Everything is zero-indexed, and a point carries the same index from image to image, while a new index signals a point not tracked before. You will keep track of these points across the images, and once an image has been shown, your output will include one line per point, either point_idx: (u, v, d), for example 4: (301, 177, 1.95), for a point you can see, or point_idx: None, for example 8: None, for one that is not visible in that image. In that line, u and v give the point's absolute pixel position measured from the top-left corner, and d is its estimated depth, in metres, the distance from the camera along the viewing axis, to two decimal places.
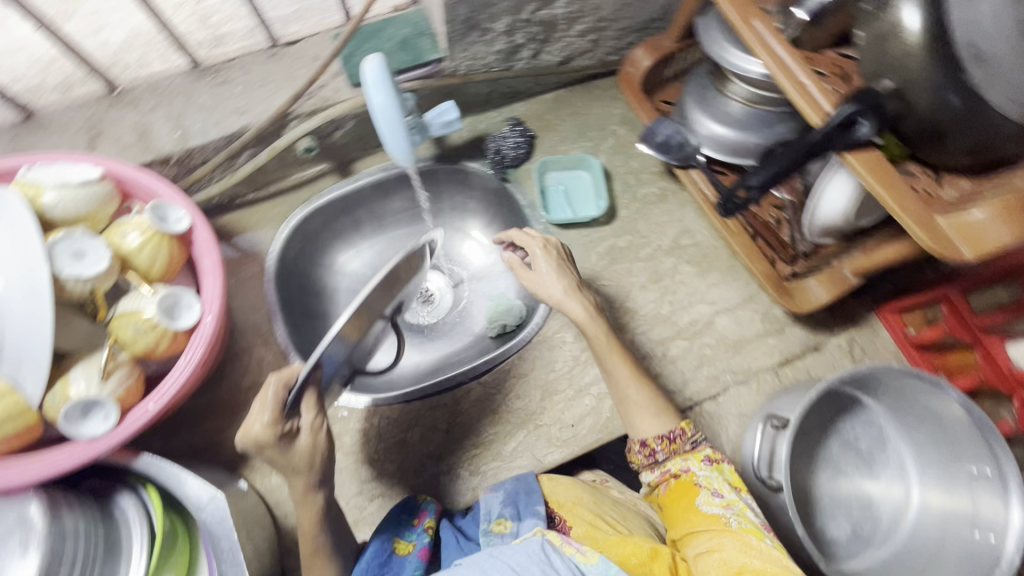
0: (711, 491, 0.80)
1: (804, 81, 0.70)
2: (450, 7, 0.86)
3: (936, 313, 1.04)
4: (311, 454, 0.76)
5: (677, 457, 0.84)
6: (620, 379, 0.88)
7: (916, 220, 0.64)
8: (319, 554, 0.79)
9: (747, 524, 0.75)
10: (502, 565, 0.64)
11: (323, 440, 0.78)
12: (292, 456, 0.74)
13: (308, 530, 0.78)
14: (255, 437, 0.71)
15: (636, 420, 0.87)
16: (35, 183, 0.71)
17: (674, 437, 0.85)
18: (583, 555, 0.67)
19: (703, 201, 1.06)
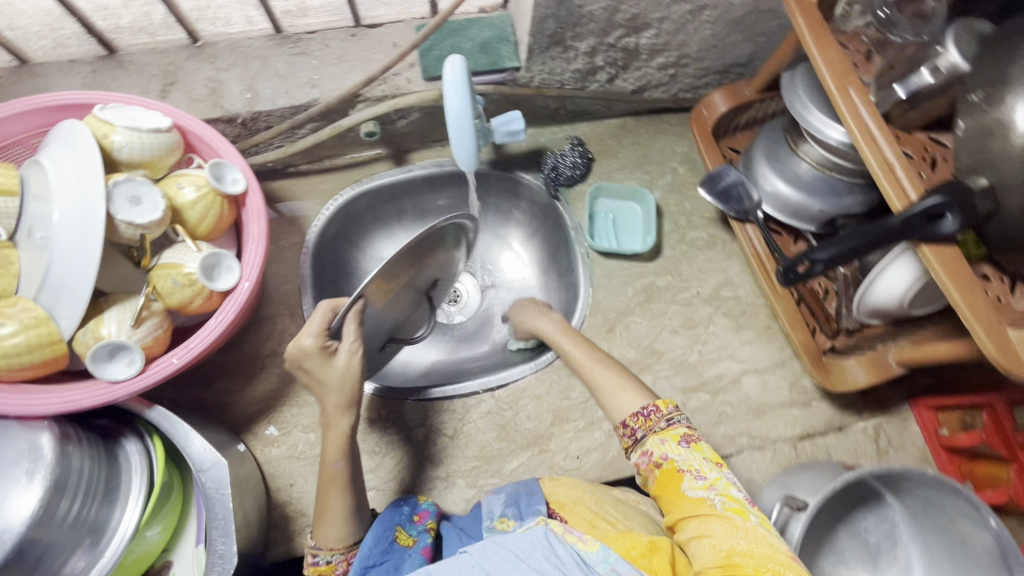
0: (695, 474, 0.76)
1: (890, 160, 0.66)
2: (539, 20, 0.85)
3: (977, 419, 0.99)
4: (344, 378, 0.77)
5: (654, 436, 0.81)
6: (613, 395, 0.87)
7: (986, 329, 0.61)
8: (338, 483, 0.78)
9: (731, 504, 0.73)
10: (507, 552, 0.61)
11: (358, 370, 0.79)
12: (328, 379, 0.77)
13: (330, 457, 0.78)
14: (304, 355, 0.76)
15: (609, 405, 0.87)
16: (106, 122, 0.72)
17: (648, 414, 0.82)
18: (585, 544, 0.65)
19: (752, 257, 1.03)
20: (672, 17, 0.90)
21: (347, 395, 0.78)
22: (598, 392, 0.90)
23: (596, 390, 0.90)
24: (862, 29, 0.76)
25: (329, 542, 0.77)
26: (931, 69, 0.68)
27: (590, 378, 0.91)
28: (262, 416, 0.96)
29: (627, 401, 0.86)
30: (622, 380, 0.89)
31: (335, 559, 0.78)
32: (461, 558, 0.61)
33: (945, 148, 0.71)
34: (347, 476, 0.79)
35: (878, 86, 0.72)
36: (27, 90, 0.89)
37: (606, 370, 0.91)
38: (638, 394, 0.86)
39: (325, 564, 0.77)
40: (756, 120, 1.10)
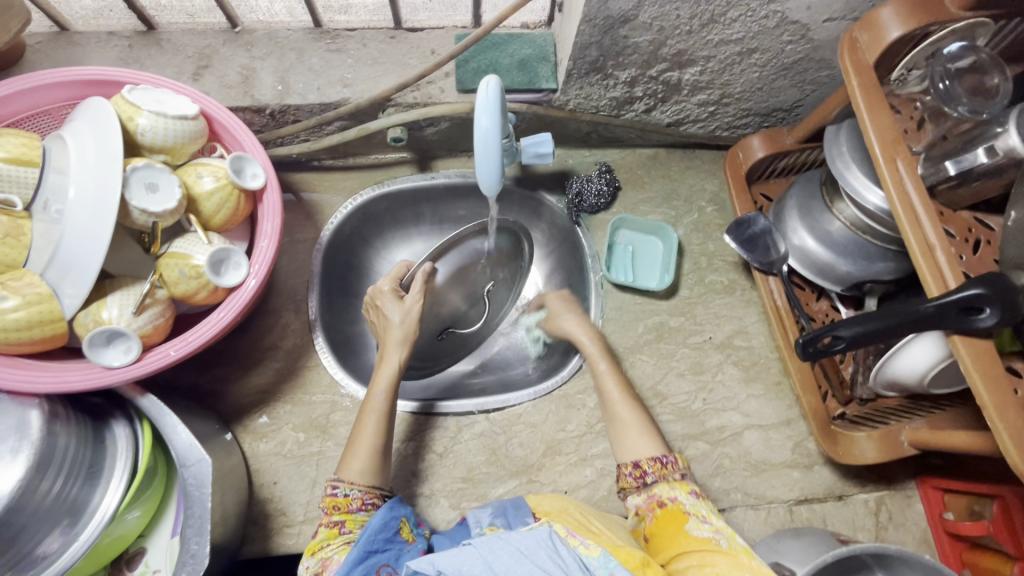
0: (700, 517, 0.74)
1: (931, 241, 0.62)
2: (581, 47, 0.82)
3: (987, 509, 0.91)
4: (403, 317, 0.93)
5: (666, 483, 0.79)
6: (630, 434, 0.85)
7: (1012, 435, 0.57)
8: (376, 410, 0.85)
9: (737, 546, 0.70)
10: (512, 548, 0.65)
11: (414, 316, 0.94)
12: (390, 317, 0.93)
13: (378, 383, 0.88)
14: (379, 296, 0.94)
15: (623, 442, 0.85)
16: (133, 105, 0.71)
17: (666, 462, 0.81)
18: (587, 548, 0.68)
19: (771, 310, 0.98)
20: (719, 57, 0.87)
21: (402, 335, 0.92)
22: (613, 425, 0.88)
23: (613, 421, 0.88)
24: (917, 95, 0.71)
25: (351, 475, 0.80)
26: (986, 149, 0.65)
27: (607, 403, 0.89)
28: (255, 408, 0.95)
29: (639, 447, 0.84)
30: (640, 427, 0.85)
31: (354, 493, 0.79)
32: (466, 549, 0.65)
33: (989, 230, 0.67)
34: (386, 406, 0.86)
35: (926, 159, 0.69)
36: (62, 58, 0.89)
37: (625, 403, 0.88)
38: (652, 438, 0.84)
39: (343, 496, 0.78)
40: (793, 169, 1.06)
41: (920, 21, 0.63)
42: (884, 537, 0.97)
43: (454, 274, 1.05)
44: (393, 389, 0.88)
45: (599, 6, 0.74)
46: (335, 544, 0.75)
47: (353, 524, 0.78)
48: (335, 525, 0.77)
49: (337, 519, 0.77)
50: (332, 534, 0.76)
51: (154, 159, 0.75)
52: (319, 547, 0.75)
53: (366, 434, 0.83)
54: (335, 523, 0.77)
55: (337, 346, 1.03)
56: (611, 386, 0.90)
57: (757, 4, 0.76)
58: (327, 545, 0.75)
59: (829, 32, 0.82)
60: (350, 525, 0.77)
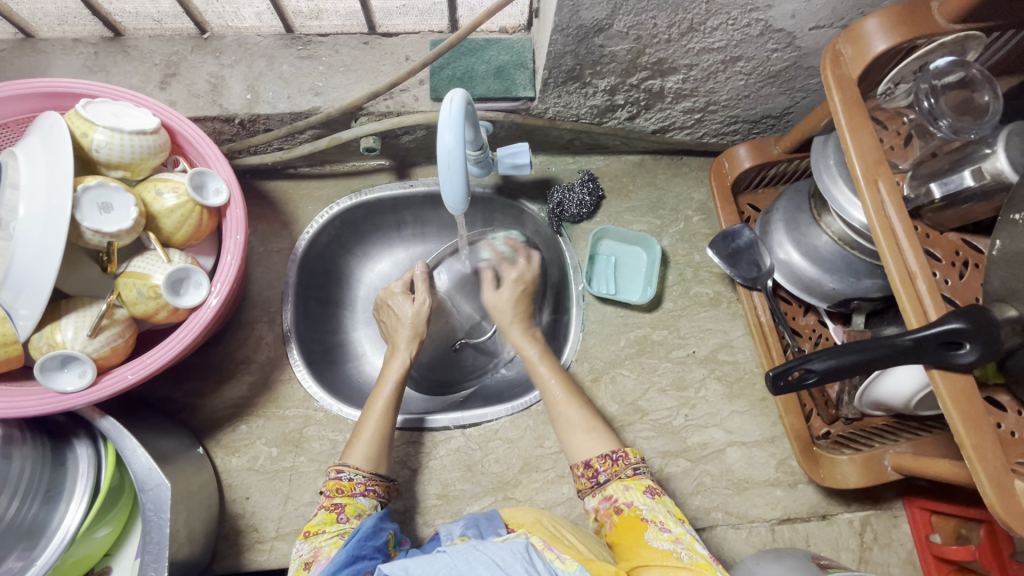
0: (659, 525, 0.72)
1: (912, 269, 0.59)
2: (556, 56, 0.79)
3: (974, 534, 0.89)
4: (412, 314, 0.98)
5: (618, 481, 0.78)
6: (581, 432, 0.84)
7: (989, 475, 0.55)
8: (385, 397, 0.87)
9: (699, 559, 0.67)
10: (487, 559, 0.60)
11: (423, 315, 0.98)
12: (400, 314, 0.98)
13: (388, 373, 0.90)
14: (391, 296, 1.01)
15: (572, 444, 0.83)
16: (87, 120, 0.69)
17: (616, 459, 0.80)
18: (563, 564, 0.64)
19: (754, 325, 0.96)
20: (702, 65, 0.83)
21: (410, 330, 0.96)
22: (559, 424, 0.86)
23: (559, 419, 0.86)
24: (905, 109, 0.69)
25: (355, 460, 0.80)
26: (973, 171, 0.61)
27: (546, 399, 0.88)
28: (228, 422, 0.94)
29: (591, 435, 0.83)
30: (588, 425, 0.84)
31: (358, 478, 0.79)
32: (439, 558, 0.61)
33: (978, 253, 0.64)
34: (393, 396, 0.87)
35: (913, 178, 0.66)
36: (27, 67, 0.87)
37: (567, 398, 0.87)
38: (602, 436, 0.83)
39: (347, 479, 0.78)
40: (783, 177, 1.02)
41: (906, 34, 0.59)
42: (868, 558, 0.94)
43: (456, 286, 1.11)
44: (402, 379, 0.90)
45: (570, 16, 0.71)
46: (330, 532, 0.73)
47: (352, 511, 0.76)
48: (334, 509, 0.76)
49: (338, 502, 0.77)
50: (330, 518, 0.74)
51: (112, 175, 0.73)
52: (315, 531, 0.73)
53: (372, 422, 0.84)
54: (336, 506, 0.76)
55: (311, 357, 1.02)
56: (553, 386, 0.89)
57: (738, 12, 0.72)
58: (324, 530, 0.73)
59: (817, 40, 0.78)
60: (349, 511, 0.76)
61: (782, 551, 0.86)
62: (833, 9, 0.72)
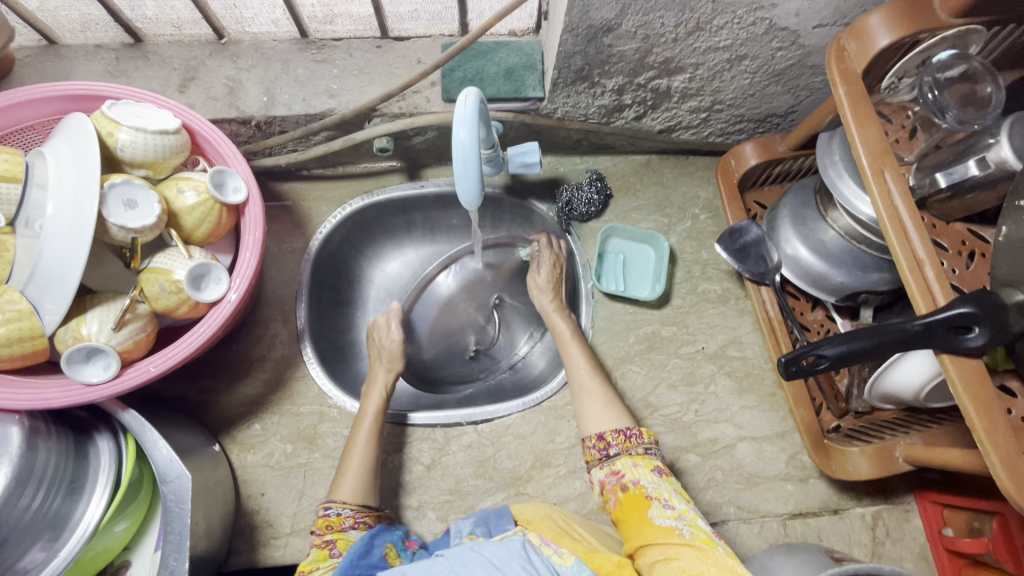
0: (663, 502, 0.73)
1: (919, 256, 0.60)
2: (566, 56, 0.81)
3: (987, 526, 0.89)
4: (389, 349, 0.99)
5: (628, 458, 0.79)
6: (598, 407, 0.86)
7: (1000, 457, 0.55)
8: (365, 432, 0.88)
9: (700, 535, 0.69)
10: (484, 561, 0.62)
11: (398, 353, 0.99)
12: (378, 347, 1.00)
13: (369, 407, 0.91)
14: (376, 328, 1.03)
15: (586, 415, 0.86)
16: (112, 120, 0.71)
17: (630, 436, 0.81)
18: (560, 558, 0.66)
19: (762, 320, 0.97)
20: (708, 64, 0.85)
21: (388, 362, 0.98)
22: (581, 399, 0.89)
23: (578, 396, 0.89)
24: (909, 103, 0.71)
25: (343, 494, 0.82)
26: (977, 160, 0.63)
27: (568, 369, 0.93)
28: (243, 419, 0.95)
29: (599, 419, 0.85)
30: (606, 398, 0.87)
31: (346, 513, 0.80)
32: (437, 562, 0.63)
33: (984, 243, 0.65)
34: (374, 429, 0.89)
35: (918, 169, 0.68)
36: (50, 72, 0.90)
37: (590, 375, 0.91)
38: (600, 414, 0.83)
39: (335, 515, 0.79)
40: (788, 175, 1.04)
41: (909, 29, 0.61)
42: (881, 553, 0.94)
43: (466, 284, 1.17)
44: (382, 413, 0.91)
45: (580, 16, 0.73)
46: (323, 567, 0.73)
47: (343, 546, 0.77)
48: (326, 546, 0.76)
49: (329, 538, 0.77)
50: (322, 555, 0.75)
51: (135, 174, 0.75)
52: (309, 569, 0.73)
53: (355, 457, 0.85)
54: (327, 543, 0.77)
55: (325, 354, 1.03)
56: (581, 362, 0.93)
57: (744, 10, 0.74)
58: (317, 566, 0.73)
59: (821, 38, 0.80)
60: (341, 545, 0.77)
61: (795, 545, 0.86)
62: (836, 7, 0.74)
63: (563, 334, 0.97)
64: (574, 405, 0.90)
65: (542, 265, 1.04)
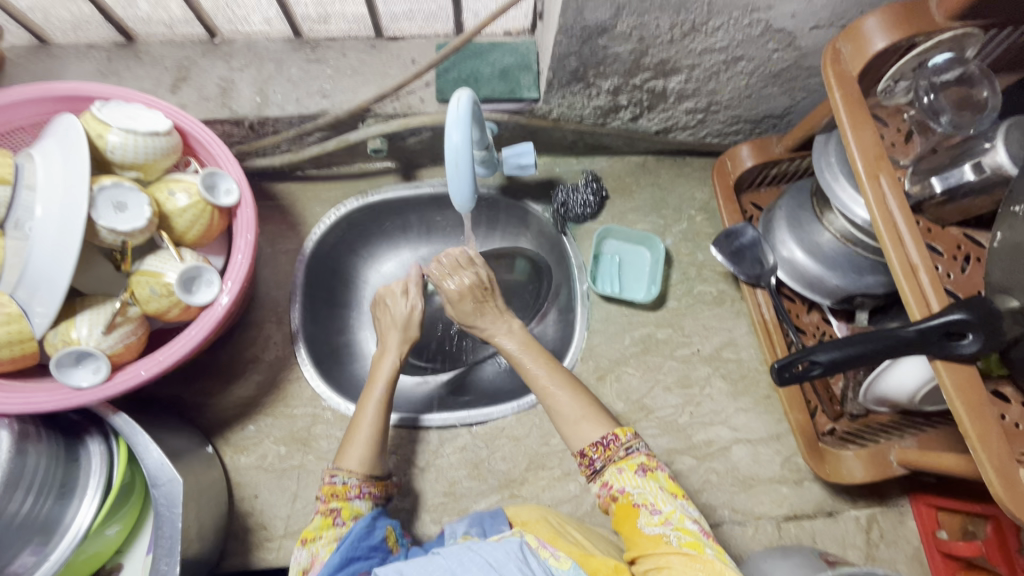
0: (650, 508, 0.73)
1: (914, 262, 0.60)
2: (561, 57, 0.81)
3: (980, 529, 0.89)
4: (405, 317, 0.96)
5: (613, 466, 0.77)
6: (572, 423, 0.81)
7: (994, 465, 0.55)
8: (375, 403, 0.86)
9: (688, 538, 0.69)
10: (479, 560, 0.62)
11: (415, 321, 0.97)
12: (393, 315, 0.97)
13: (378, 378, 0.88)
14: (388, 295, 0.99)
15: (567, 431, 0.82)
16: (102, 122, 0.71)
17: (608, 444, 0.78)
18: (558, 561, 0.66)
19: (758, 323, 0.97)
20: (704, 65, 0.84)
21: (401, 331, 0.95)
22: (556, 415, 0.83)
23: (553, 413, 0.84)
24: (905, 106, 0.70)
25: (350, 464, 0.80)
26: (973, 165, 0.62)
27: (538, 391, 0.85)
28: (237, 421, 0.95)
29: None
30: (586, 410, 0.82)
31: (352, 482, 0.79)
32: (433, 559, 0.63)
33: (979, 248, 0.65)
34: (384, 400, 0.86)
35: (914, 174, 0.67)
36: (41, 72, 0.89)
37: (564, 390, 0.84)
38: (594, 416, 0.83)
39: (341, 483, 0.78)
40: (785, 176, 1.04)
41: (906, 32, 0.61)
42: (876, 555, 0.94)
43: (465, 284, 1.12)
44: (392, 385, 0.89)
45: (575, 17, 0.73)
46: (327, 537, 0.74)
47: (348, 515, 0.76)
48: (331, 513, 0.76)
49: (333, 507, 0.77)
50: (326, 523, 0.75)
51: (126, 176, 0.74)
52: (312, 538, 0.73)
53: (363, 428, 0.83)
54: (332, 511, 0.76)
55: (319, 355, 1.03)
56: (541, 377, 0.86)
57: (740, 12, 0.73)
58: (320, 536, 0.73)
59: (817, 39, 0.80)
60: (345, 515, 0.76)
61: (789, 549, 0.85)
62: (832, 8, 0.74)
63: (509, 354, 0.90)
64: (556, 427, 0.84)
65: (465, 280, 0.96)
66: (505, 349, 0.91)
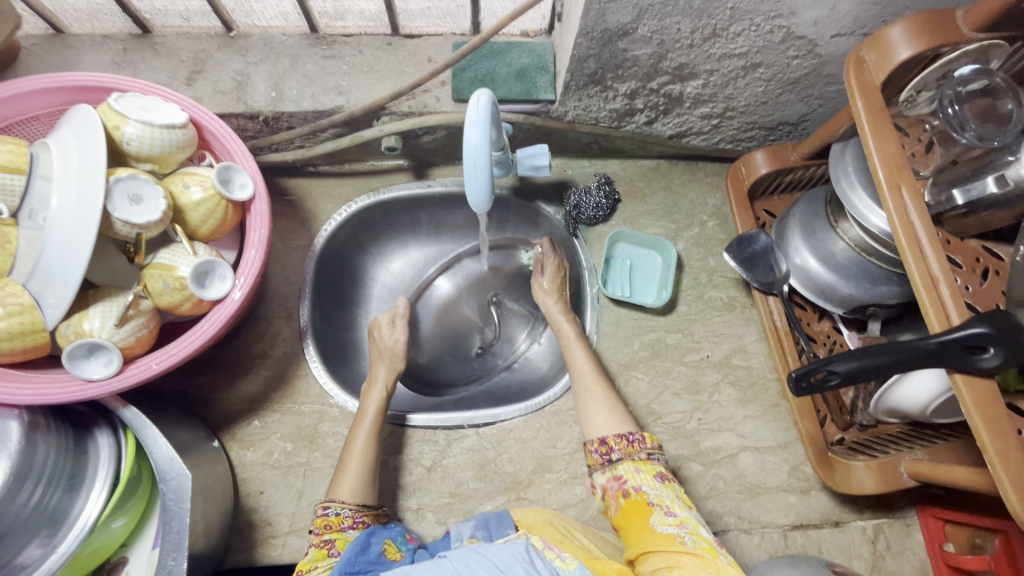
0: (664, 509, 0.73)
1: (935, 274, 0.59)
2: (580, 59, 0.80)
3: (988, 544, 0.88)
4: (392, 346, 1.00)
5: (630, 462, 0.79)
6: (603, 410, 0.85)
7: (1015, 482, 0.54)
8: (366, 430, 0.87)
9: (702, 544, 0.68)
10: (486, 562, 0.62)
11: (400, 351, 1.00)
12: (381, 344, 1.00)
13: (368, 405, 0.90)
14: (375, 326, 1.02)
15: (589, 417, 0.86)
16: (119, 113, 0.70)
17: (632, 441, 0.80)
18: (564, 562, 0.66)
19: (769, 330, 0.95)
20: (723, 70, 0.84)
21: (390, 361, 0.98)
22: (582, 403, 0.88)
23: (582, 398, 0.88)
24: (927, 117, 0.69)
25: (343, 494, 0.81)
26: (996, 178, 0.62)
27: (574, 375, 0.92)
28: (243, 416, 0.94)
29: (605, 423, 0.84)
30: (612, 405, 0.86)
31: (345, 512, 0.79)
32: (440, 562, 0.63)
33: (999, 260, 0.65)
34: (375, 427, 0.88)
35: (933, 185, 0.67)
36: (56, 60, 0.89)
37: (593, 378, 0.90)
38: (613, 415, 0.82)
39: (335, 514, 0.78)
40: (799, 184, 1.03)
41: (930, 42, 0.60)
42: (882, 567, 0.94)
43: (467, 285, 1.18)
44: (383, 411, 0.91)
45: (596, 19, 0.72)
46: (322, 567, 0.72)
47: (342, 546, 0.76)
48: (325, 546, 0.75)
49: (328, 537, 0.77)
50: (321, 554, 0.74)
51: (141, 168, 0.74)
52: (307, 569, 0.72)
53: (355, 457, 0.84)
54: (326, 543, 0.76)
55: (327, 351, 1.03)
56: (583, 361, 0.93)
57: (761, 18, 0.73)
58: (315, 566, 0.72)
59: (838, 47, 0.79)
60: (340, 545, 0.76)
61: (795, 558, 0.85)
62: (855, 16, 0.73)
63: (569, 338, 0.97)
64: (578, 410, 0.89)
65: (547, 267, 1.05)
66: (567, 334, 0.98)
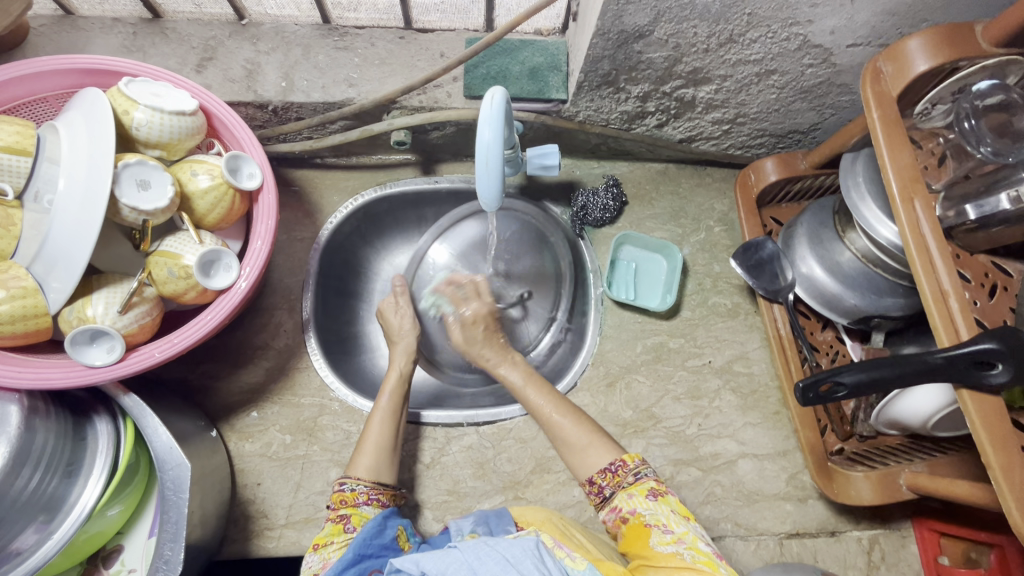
0: (662, 527, 0.72)
1: (945, 288, 0.59)
2: (594, 59, 0.80)
3: (984, 557, 0.89)
4: (399, 328, 1.00)
5: (622, 492, 0.78)
6: (579, 452, 0.83)
7: (1018, 501, 0.54)
8: (382, 411, 0.87)
9: (702, 558, 0.68)
10: (497, 556, 0.62)
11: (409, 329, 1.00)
12: (394, 328, 1.00)
13: (384, 386, 0.90)
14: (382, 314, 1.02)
15: (573, 464, 0.83)
16: (129, 98, 0.70)
17: (616, 470, 0.79)
18: (573, 561, 0.66)
19: (773, 338, 0.96)
20: (737, 76, 0.84)
21: (404, 342, 0.98)
22: (560, 446, 0.85)
23: (557, 442, 0.85)
24: (941, 130, 0.69)
25: (359, 471, 0.81)
26: (1011, 195, 0.63)
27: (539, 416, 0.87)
28: (242, 407, 0.94)
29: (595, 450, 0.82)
30: (587, 439, 0.83)
31: (361, 488, 0.79)
32: (451, 552, 0.63)
33: (1005, 276, 0.65)
34: (390, 408, 0.88)
35: (945, 199, 0.66)
36: (65, 42, 0.88)
37: (558, 411, 0.86)
38: (602, 448, 0.82)
39: (350, 489, 0.79)
40: (807, 192, 1.04)
41: (948, 56, 0.60)
42: None
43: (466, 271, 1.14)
44: (398, 391, 0.90)
45: (614, 20, 0.72)
46: (338, 542, 0.74)
47: (357, 521, 0.76)
48: (340, 520, 0.76)
49: (343, 513, 0.77)
50: (337, 529, 0.75)
51: (149, 154, 0.73)
52: (324, 542, 0.73)
53: (372, 434, 0.84)
54: (342, 517, 0.76)
55: (327, 344, 1.02)
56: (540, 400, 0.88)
57: (779, 25, 0.73)
58: (332, 541, 0.73)
59: (853, 57, 0.79)
60: (355, 521, 0.76)
61: (791, 566, 0.85)
62: (872, 27, 0.73)
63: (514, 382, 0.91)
64: (562, 459, 0.86)
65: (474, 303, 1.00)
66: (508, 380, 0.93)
